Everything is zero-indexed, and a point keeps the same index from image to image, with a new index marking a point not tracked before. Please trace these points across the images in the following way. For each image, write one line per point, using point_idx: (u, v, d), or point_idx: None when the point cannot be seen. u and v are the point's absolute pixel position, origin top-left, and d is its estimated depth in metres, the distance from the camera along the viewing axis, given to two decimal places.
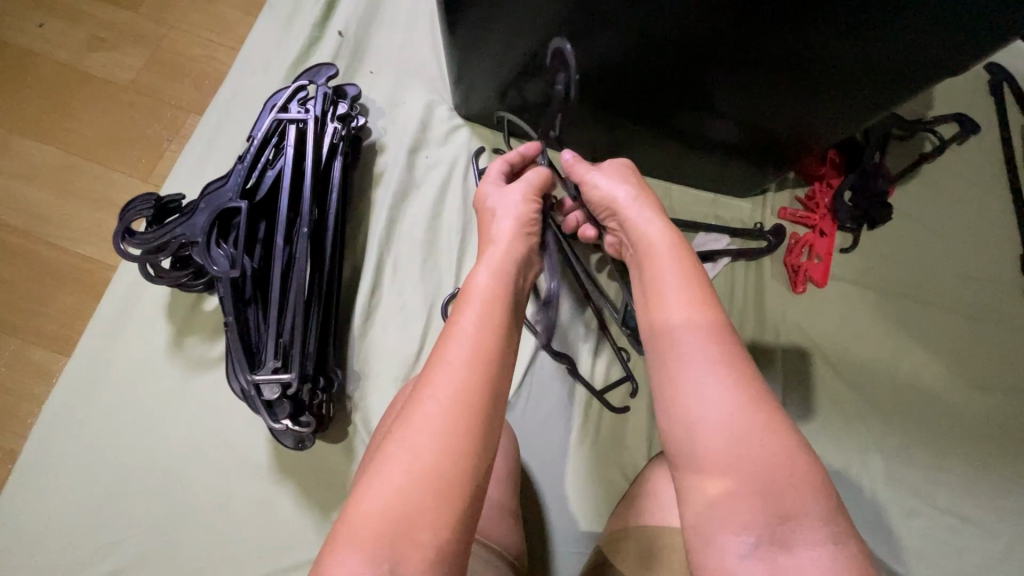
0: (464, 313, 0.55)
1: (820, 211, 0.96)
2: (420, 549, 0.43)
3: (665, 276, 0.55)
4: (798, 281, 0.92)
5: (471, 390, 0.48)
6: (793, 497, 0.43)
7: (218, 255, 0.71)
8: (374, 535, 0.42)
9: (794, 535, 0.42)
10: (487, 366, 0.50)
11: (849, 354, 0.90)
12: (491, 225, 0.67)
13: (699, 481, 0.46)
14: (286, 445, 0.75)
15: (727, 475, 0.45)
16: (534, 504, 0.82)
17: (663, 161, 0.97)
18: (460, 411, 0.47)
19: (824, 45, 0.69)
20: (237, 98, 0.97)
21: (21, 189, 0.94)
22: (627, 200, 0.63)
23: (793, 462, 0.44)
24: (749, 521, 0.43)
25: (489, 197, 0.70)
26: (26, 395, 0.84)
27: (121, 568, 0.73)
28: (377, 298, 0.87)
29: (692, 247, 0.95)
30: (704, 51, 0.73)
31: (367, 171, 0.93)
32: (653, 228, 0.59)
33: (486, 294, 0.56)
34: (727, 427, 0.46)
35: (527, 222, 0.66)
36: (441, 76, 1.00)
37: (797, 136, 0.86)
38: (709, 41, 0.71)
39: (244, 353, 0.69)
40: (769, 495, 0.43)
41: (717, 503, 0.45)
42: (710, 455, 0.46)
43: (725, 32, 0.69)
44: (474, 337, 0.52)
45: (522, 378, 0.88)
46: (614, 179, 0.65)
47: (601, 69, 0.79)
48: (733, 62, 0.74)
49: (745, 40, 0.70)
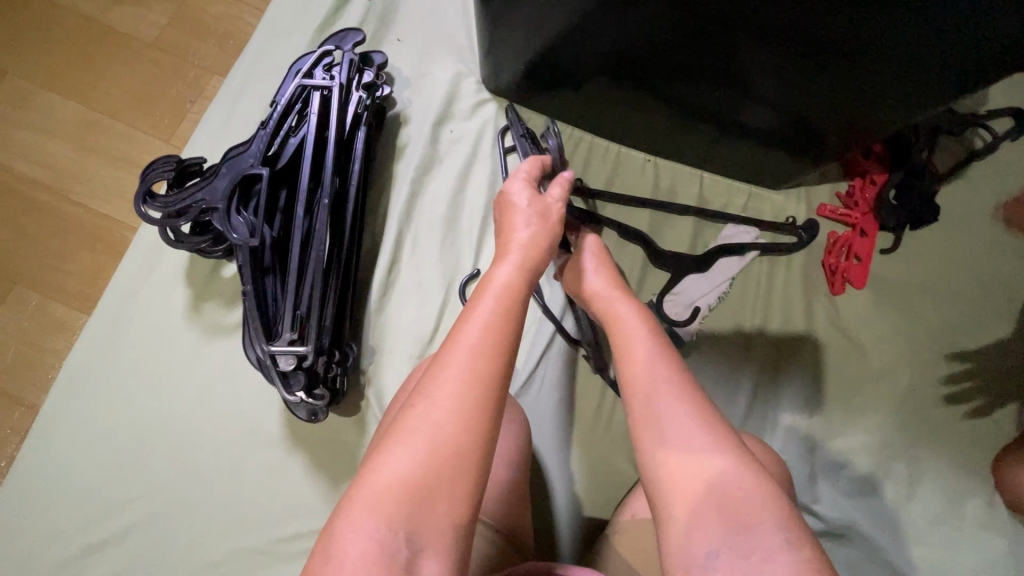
0: (480, 300, 0.56)
1: (861, 208, 0.92)
2: (437, 519, 0.46)
3: (632, 327, 0.60)
4: (836, 282, 0.89)
5: (485, 370, 0.50)
6: (750, 509, 0.47)
7: (237, 223, 0.70)
8: (394, 504, 0.46)
9: (757, 545, 0.46)
10: (502, 350, 0.52)
11: (877, 357, 0.87)
12: (513, 216, 0.67)
13: (668, 501, 0.50)
14: (298, 416, 0.74)
15: (689, 493, 0.49)
16: (543, 488, 0.82)
17: (697, 147, 0.93)
18: (476, 390, 0.50)
19: (879, 34, 0.65)
20: (261, 60, 0.95)
21: (45, 145, 0.93)
22: (602, 283, 0.68)
23: (751, 481, 0.49)
24: (711, 534, 0.47)
25: (514, 195, 0.69)
26: (48, 349, 0.85)
27: (136, 524, 0.75)
28: (395, 273, 0.85)
29: (718, 239, 0.91)
30: (749, 36, 0.69)
31: (390, 142, 0.91)
32: (620, 293, 0.66)
33: (503, 290, 0.57)
34: (690, 452, 0.50)
35: (540, 244, 0.64)
36: (470, 46, 0.96)
37: (841, 126, 0.82)
38: (756, 25, 0.67)
39: (261, 323, 0.69)
40: (730, 508, 0.47)
41: (683, 520, 0.48)
42: (674, 476, 0.50)
43: (775, 17, 0.65)
44: (489, 327, 0.53)
45: (537, 362, 0.87)
46: (593, 264, 0.71)
47: (642, 45, 0.75)
48: (775, 50, 0.71)
49: (791, 29, 0.67)
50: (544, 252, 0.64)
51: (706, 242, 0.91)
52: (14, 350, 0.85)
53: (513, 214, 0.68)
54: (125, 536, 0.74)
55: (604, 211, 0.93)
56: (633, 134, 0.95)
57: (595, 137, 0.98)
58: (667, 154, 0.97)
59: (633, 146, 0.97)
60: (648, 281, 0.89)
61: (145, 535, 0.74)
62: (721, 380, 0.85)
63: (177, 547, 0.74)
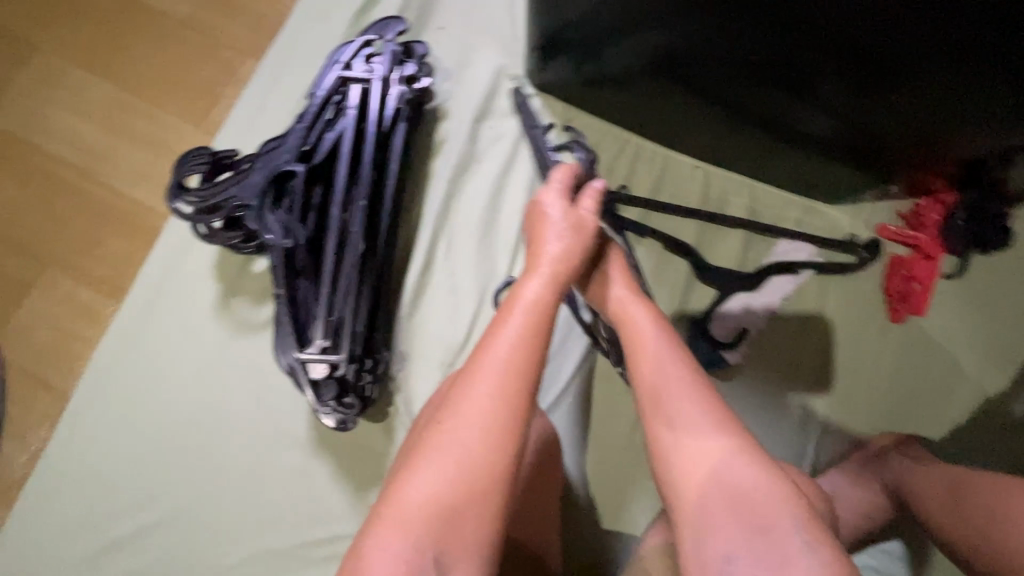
0: (508, 317, 0.56)
1: (926, 228, 0.85)
2: (465, 534, 0.49)
3: (649, 336, 0.61)
4: (896, 309, 0.86)
5: (511, 390, 0.52)
6: (764, 513, 0.51)
7: (271, 221, 0.67)
8: (424, 521, 0.48)
9: (775, 551, 0.49)
10: (528, 371, 0.53)
11: (923, 387, 0.84)
12: (544, 227, 0.63)
13: (683, 505, 0.53)
14: (326, 425, 0.70)
15: (706, 498, 0.52)
16: (575, 503, 0.82)
17: (751, 155, 0.88)
18: (502, 410, 0.51)
19: (962, 48, 0.60)
20: (297, 44, 0.91)
21: (76, 125, 0.91)
22: (625, 296, 0.65)
23: (766, 492, 0.51)
24: (729, 536, 0.51)
25: (545, 205, 0.65)
26: (77, 335, 0.85)
27: (163, 519, 0.74)
28: (428, 277, 0.82)
29: (769, 256, 0.87)
30: (823, 49, 0.65)
31: (427, 137, 0.87)
32: (639, 304, 0.64)
33: (531, 306, 0.57)
34: (708, 463, 0.53)
35: (573, 263, 0.61)
36: (515, 37, 0.91)
37: (913, 142, 0.76)
38: (829, 35, 0.63)
39: (293, 327, 0.67)
40: (748, 517, 0.51)
41: (701, 523, 0.52)
42: (691, 480, 0.53)
43: (851, 28, 0.61)
44: (516, 345, 0.54)
45: (571, 376, 0.85)
46: (618, 279, 0.67)
47: (707, 48, 0.70)
48: (843, 66, 0.66)
49: (868, 40, 0.62)
50: (574, 266, 0.61)
51: (758, 259, 0.87)
52: (45, 336, 0.84)
53: (544, 226, 0.63)
54: (152, 530, 0.74)
55: (648, 220, 0.89)
56: (683, 139, 0.89)
57: (644, 139, 0.92)
58: (719, 162, 0.91)
59: (682, 151, 0.92)
60: (693, 297, 0.85)
61: (171, 530, 0.74)
62: (760, 406, 0.83)
63: (202, 545, 0.74)
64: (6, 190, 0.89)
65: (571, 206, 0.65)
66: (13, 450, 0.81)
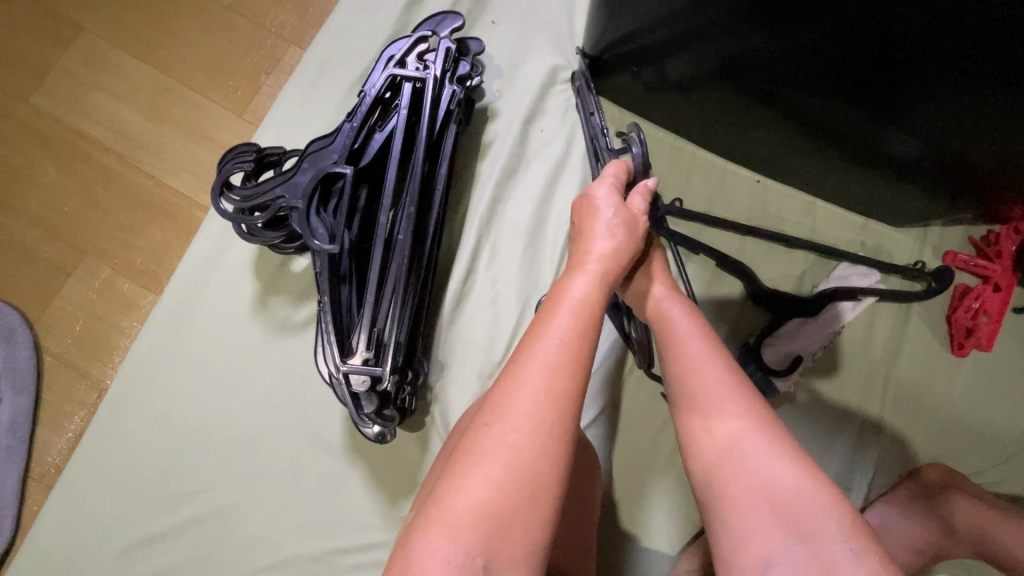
0: (552, 313, 0.51)
1: (1001, 259, 0.81)
2: (510, 546, 0.43)
3: (683, 329, 0.57)
4: (964, 343, 0.81)
5: (564, 391, 0.47)
6: (810, 514, 0.44)
7: (317, 225, 0.65)
8: (470, 527, 0.42)
9: (818, 554, 0.43)
10: (578, 380, 0.47)
11: (983, 425, 0.80)
12: (593, 223, 0.59)
13: (716, 505, 0.48)
14: (366, 434, 0.69)
15: (741, 497, 0.47)
16: (609, 526, 0.79)
17: (813, 169, 0.83)
18: (555, 414, 0.46)
19: None
20: (344, 34, 0.87)
21: (118, 110, 0.89)
22: (663, 294, 0.60)
23: (800, 489, 0.45)
24: (772, 539, 0.45)
25: (597, 199, 0.61)
26: (114, 325, 0.84)
27: (196, 517, 0.74)
28: (469, 284, 0.80)
29: (828, 281, 0.82)
30: (922, 69, 0.59)
31: (473, 138, 0.84)
32: (673, 299, 0.60)
33: (579, 302, 0.52)
34: (744, 459, 0.47)
35: (624, 261, 0.57)
36: (570, 35, 0.87)
37: (1000, 169, 0.70)
38: (932, 55, 0.57)
39: (335, 335, 0.65)
40: (784, 513, 0.45)
41: (740, 526, 0.46)
42: (726, 478, 0.48)
43: (960, 49, 0.56)
44: (566, 342, 0.49)
45: (610, 393, 0.83)
46: (660, 275, 0.62)
47: (788, 63, 0.66)
48: (942, 87, 0.61)
49: (977, 62, 0.56)
50: (622, 268, 0.57)
51: (814, 284, 0.83)
52: (83, 325, 0.84)
53: (592, 221, 0.59)
54: (186, 528, 0.74)
55: (699, 236, 0.86)
56: (742, 150, 0.85)
57: (700, 149, 0.89)
58: (776, 176, 0.87)
59: (739, 163, 0.88)
60: (743, 320, 0.82)
61: (204, 529, 0.74)
62: (812, 440, 0.79)
63: (235, 546, 0.74)
64: (47, 174, 0.88)
65: (622, 202, 0.61)
66: (48, 438, 0.81)
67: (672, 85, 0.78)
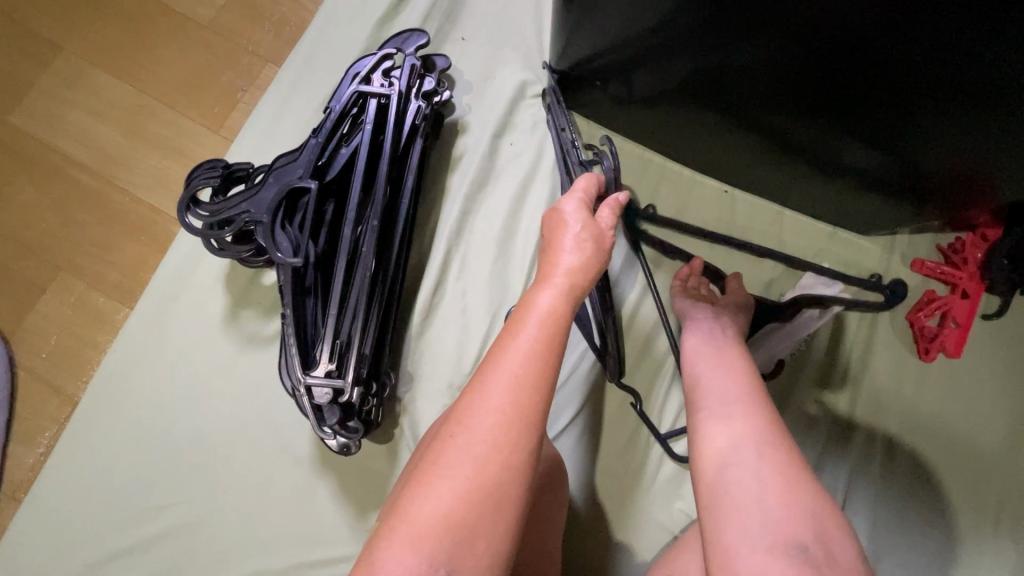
0: (523, 323, 0.51)
1: (967, 267, 0.83)
2: (472, 557, 0.42)
3: (705, 350, 0.64)
4: (931, 349, 0.81)
5: (526, 405, 0.46)
6: (821, 509, 0.48)
7: (282, 238, 0.66)
8: (433, 536, 0.42)
9: (829, 544, 0.46)
10: (535, 394, 0.47)
11: (953, 432, 0.80)
12: (561, 236, 0.58)
13: (730, 501, 0.49)
14: (329, 447, 0.69)
15: (757, 491, 0.49)
16: (579, 538, 0.78)
17: (778, 180, 0.84)
18: (515, 427, 0.46)
19: None
20: (317, 52, 0.89)
21: (95, 127, 0.91)
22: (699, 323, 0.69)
23: (828, 502, 0.49)
24: (792, 530, 0.47)
25: (565, 212, 0.60)
26: (87, 340, 0.85)
27: (163, 531, 0.74)
28: (439, 296, 0.80)
29: (795, 289, 0.82)
30: (915, 80, 0.59)
31: (443, 152, 0.85)
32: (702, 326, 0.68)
33: (546, 313, 0.52)
34: (758, 456, 0.51)
35: (592, 271, 0.57)
36: (539, 50, 0.88)
37: (961, 178, 0.71)
38: (925, 65, 0.57)
39: (298, 348, 0.65)
40: (812, 513, 0.47)
41: (758, 519, 0.47)
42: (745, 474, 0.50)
43: (952, 61, 0.55)
44: (530, 352, 0.49)
45: (580, 405, 0.82)
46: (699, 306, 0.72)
47: (771, 70, 0.65)
48: (933, 99, 0.60)
49: (969, 74, 0.56)
50: (591, 280, 0.56)
51: (782, 291, 0.84)
52: (56, 339, 0.85)
53: (561, 234, 0.59)
54: (152, 543, 0.74)
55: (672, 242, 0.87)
56: (709, 161, 0.86)
57: (669, 161, 0.89)
58: (744, 187, 0.88)
59: (708, 174, 0.89)
60: None
61: (171, 543, 0.74)
62: None
63: (202, 560, 0.73)
64: (24, 190, 0.89)
65: (590, 216, 0.60)
66: (20, 452, 0.82)
67: (636, 98, 0.79)
